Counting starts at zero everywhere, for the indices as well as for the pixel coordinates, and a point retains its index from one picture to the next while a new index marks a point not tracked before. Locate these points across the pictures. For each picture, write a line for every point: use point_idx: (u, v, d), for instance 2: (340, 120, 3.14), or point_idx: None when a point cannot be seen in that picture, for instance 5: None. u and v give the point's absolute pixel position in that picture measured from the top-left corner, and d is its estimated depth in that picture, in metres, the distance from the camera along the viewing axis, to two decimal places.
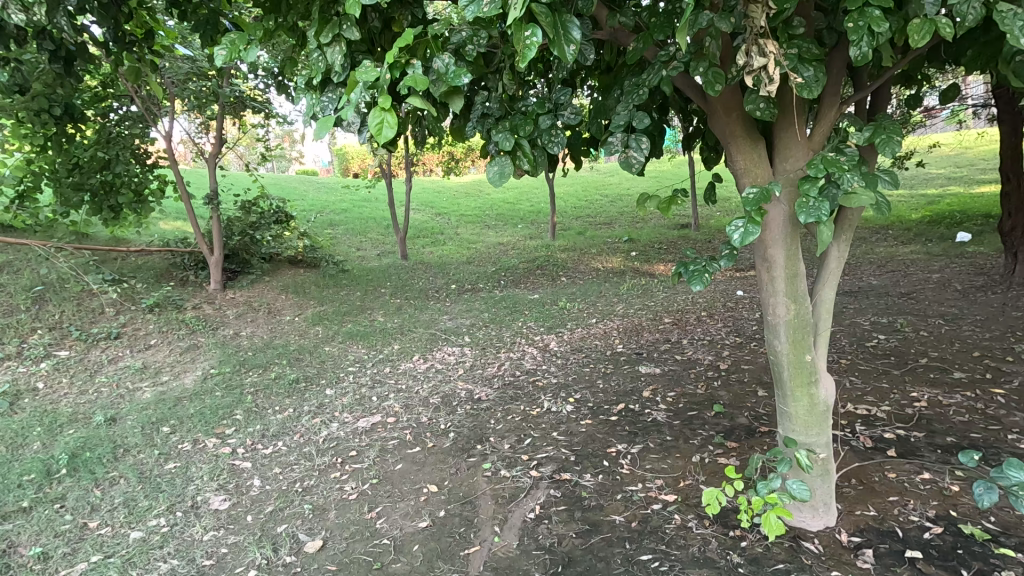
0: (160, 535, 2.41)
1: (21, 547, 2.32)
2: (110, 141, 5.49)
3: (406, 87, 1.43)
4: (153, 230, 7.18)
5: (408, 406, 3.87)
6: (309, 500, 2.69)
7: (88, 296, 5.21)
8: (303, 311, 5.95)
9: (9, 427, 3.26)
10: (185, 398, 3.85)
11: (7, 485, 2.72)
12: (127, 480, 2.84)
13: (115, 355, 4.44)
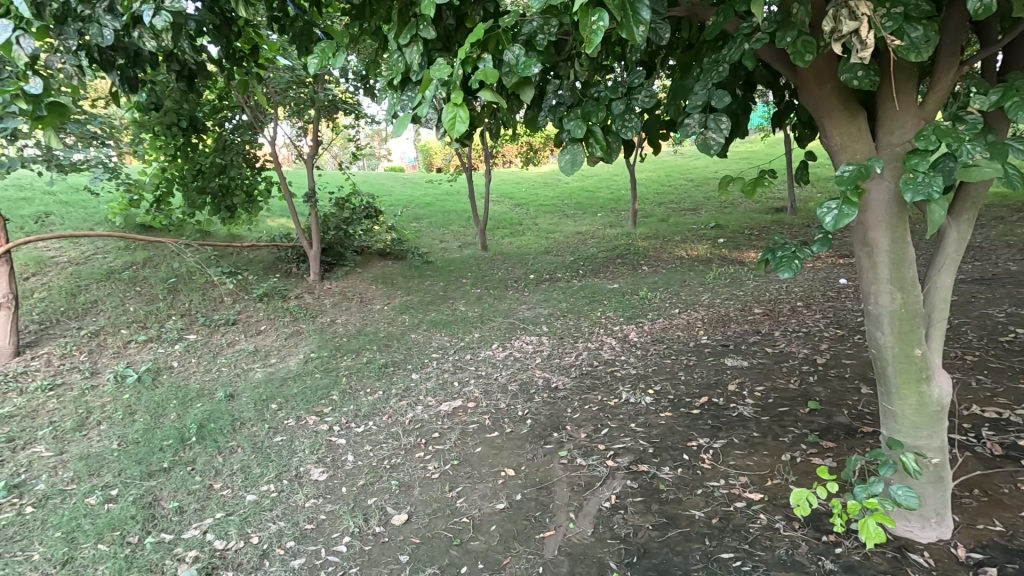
0: (270, 499, 2.70)
1: (163, 500, 2.71)
2: (225, 147, 6.13)
3: (478, 82, 1.46)
4: (262, 227, 7.96)
5: (487, 392, 4.00)
6: (396, 476, 2.88)
7: (210, 287, 5.89)
8: (391, 301, 6.30)
9: (153, 398, 3.80)
10: (290, 379, 4.27)
11: (151, 447, 3.18)
12: (243, 450, 3.21)
13: (233, 339, 5.00)
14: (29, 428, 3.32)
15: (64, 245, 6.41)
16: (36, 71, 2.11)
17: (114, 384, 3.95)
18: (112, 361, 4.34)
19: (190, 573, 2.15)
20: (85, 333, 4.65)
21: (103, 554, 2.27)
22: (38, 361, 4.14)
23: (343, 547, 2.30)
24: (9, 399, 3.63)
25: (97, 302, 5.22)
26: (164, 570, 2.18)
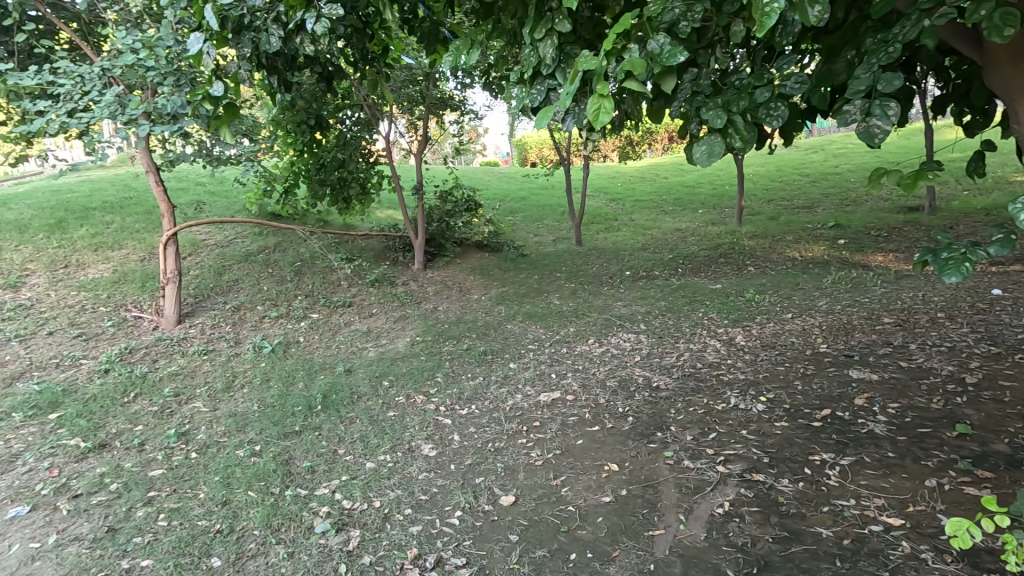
0: (387, 468, 2.93)
1: (297, 459, 3.02)
2: (346, 144, 6.65)
3: (623, 72, 1.47)
4: (373, 217, 8.54)
5: (585, 386, 4.00)
6: (501, 460, 2.98)
7: (329, 271, 6.45)
8: (488, 291, 6.49)
9: (284, 368, 4.23)
10: (398, 359, 4.57)
11: (285, 411, 3.57)
12: (361, 421, 3.50)
13: (349, 319, 5.43)
14: (189, 386, 3.85)
15: (212, 230, 7.33)
16: (218, 75, 2.44)
17: (253, 353, 4.45)
18: (251, 333, 4.89)
19: (325, 527, 2.38)
20: (229, 307, 5.28)
21: (253, 500, 2.58)
22: (194, 329, 4.77)
23: (456, 520, 2.42)
24: (174, 359, 4.22)
25: (238, 281, 5.92)
26: (303, 520, 2.43)
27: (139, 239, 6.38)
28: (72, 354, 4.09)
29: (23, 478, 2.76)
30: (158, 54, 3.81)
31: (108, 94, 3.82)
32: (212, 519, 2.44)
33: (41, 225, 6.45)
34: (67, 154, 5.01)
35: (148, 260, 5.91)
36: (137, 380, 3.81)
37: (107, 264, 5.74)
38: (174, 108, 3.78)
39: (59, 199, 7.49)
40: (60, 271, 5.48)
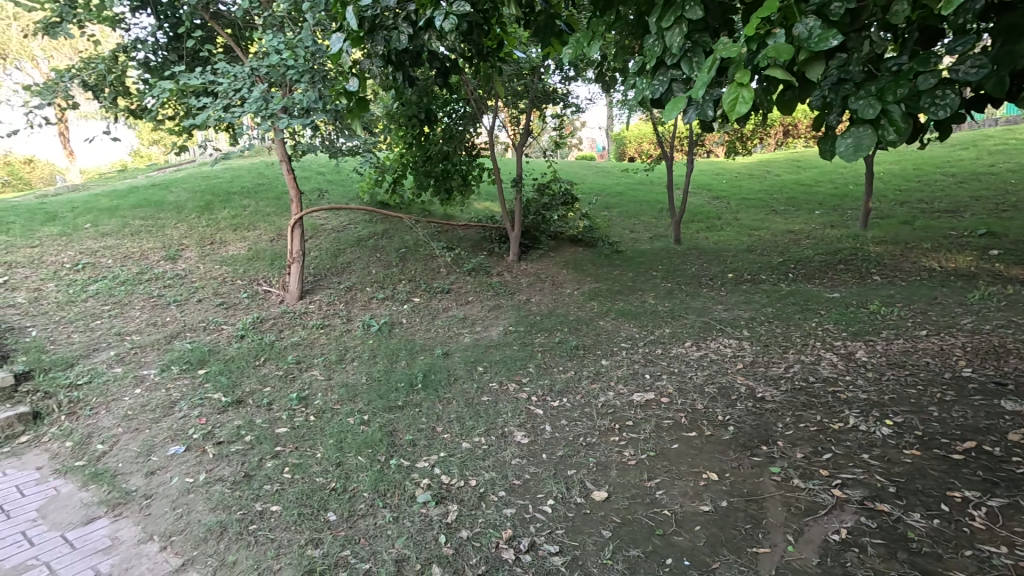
0: (482, 450, 3.03)
1: (400, 431, 3.23)
2: (451, 137, 6.86)
3: (765, 59, 1.39)
4: (471, 208, 8.81)
5: (682, 390, 3.85)
6: (593, 455, 2.97)
7: (431, 259, 6.77)
8: (581, 286, 6.44)
9: (389, 346, 4.52)
10: (492, 346, 4.69)
11: (389, 386, 3.82)
12: (457, 403, 3.65)
13: (447, 305, 5.66)
14: (308, 355, 4.25)
15: (330, 216, 7.98)
16: (354, 72, 2.66)
17: (362, 331, 4.80)
18: (360, 312, 5.28)
19: (426, 497, 2.53)
20: (343, 287, 5.74)
21: (362, 465, 2.80)
22: (313, 305, 5.25)
23: (549, 508, 2.46)
24: (296, 331, 4.68)
25: (351, 263, 6.40)
26: (406, 489, 2.60)
27: (270, 222, 7.13)
28: (216, 320, 4.68)
29: (179, 422, 3.22)
30: (297, 54, 4.21)
31: (254, 90, 4.25)
32: (327, 477, 2.69)
33: (193, 207, 7.42)
34: (218, 144, 5.71)
35: (276, 240, 6.58)
36: (266, 347, 4.28)
37: (244, 243, 6.47)
38: (308, 103, 4.15)
39: (207, 184, 8.58)
40: (208, 247, 6.28)
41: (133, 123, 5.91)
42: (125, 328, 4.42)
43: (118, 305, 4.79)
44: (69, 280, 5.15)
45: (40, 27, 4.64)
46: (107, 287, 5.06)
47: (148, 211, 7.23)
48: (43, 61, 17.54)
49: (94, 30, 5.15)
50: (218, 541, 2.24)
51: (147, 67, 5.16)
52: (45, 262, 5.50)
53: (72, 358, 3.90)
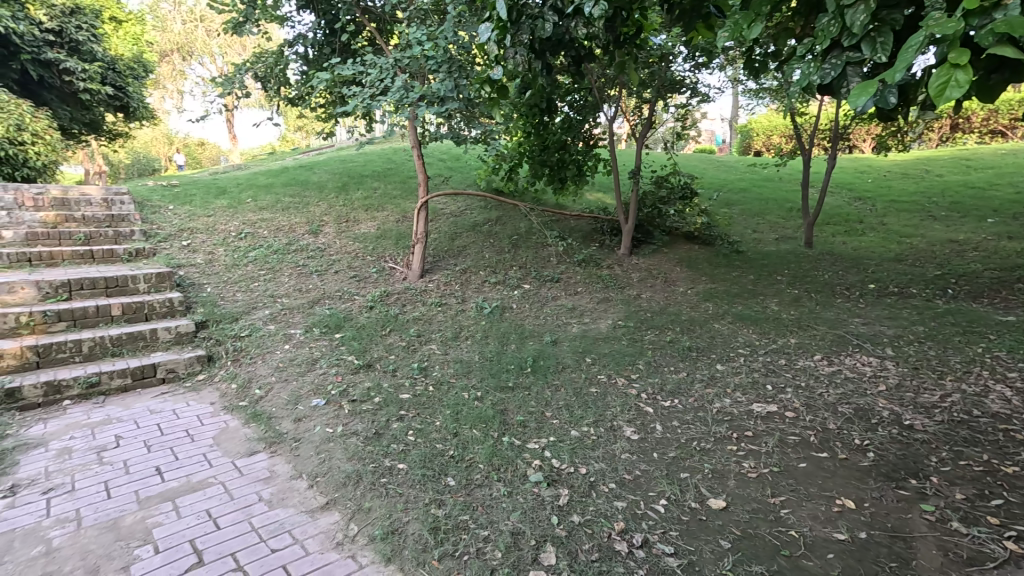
0: (591, 440, 3.04)
1: (511, 411, 3.34)
2: (570, 127, 6.78)
3: (989, 36, 1.22)
4: (583, 200, 8.74)
5: (810, 406, 3.53)
6: (709, 461, 2.85)
7: (542, 248, 6.85)
8: (696, 286, 6.12)
9: (500, 329, 4.65)
10: (600, 339, 4.65)
11: (500, 367, 3.95)
12: (565, 391, 3.67)
13: (556, 294, 5.69)
14: (427, 330, 4.52)
15: (448, 201, 8.37)
16: (498, 61, 2.74)
17: (476, 312, 5.00)
18: (474, 294, 5.50)
19: (538, 478, 2.60)
20: (458, 269, 6.00)
21: (477, 438, 2.95)
22: (432, 283, 5.56)
23: (662, 507, 2.42)
24: (417, 306, 5.00)
25: (466, 247, 6.67)
26: (519, 467, 2.69)
27: (396, 205, 7.65)
28: (350, 291, 5.15)
29: (320, 378, 3.62)
30: (438, 45, 4.43)
31: (397, 80, 4.49)
32: (446, 445, 2.87)
33: (333, 187, 8.19)
34: (359, 131, 6.22)
35: (401, 221, 7.07)
36: (390, 319, 4.63)
37: (374, 222, 7.03)
38: (444, 92, 4.36)
39: (344, 167, 9.41)
40: (343, 225, 6.91)
41: (290, 111, 6.62)
42: (277, 291, 5.03)
43: (272, 270, 5.46)
44: (235, 246, 5.96)
45: (227, 26, 5.35)
46: (263, 255, 5.78)
47: (295, 189, 8.12)
48: (218, 57, 20.31)
49: (267, 28, 5.83)
50: (356, 487, 2.49)
51: (306, 60, 5.76)
52: (217, 229, 6.41)
53: (237, 313, 4.52)
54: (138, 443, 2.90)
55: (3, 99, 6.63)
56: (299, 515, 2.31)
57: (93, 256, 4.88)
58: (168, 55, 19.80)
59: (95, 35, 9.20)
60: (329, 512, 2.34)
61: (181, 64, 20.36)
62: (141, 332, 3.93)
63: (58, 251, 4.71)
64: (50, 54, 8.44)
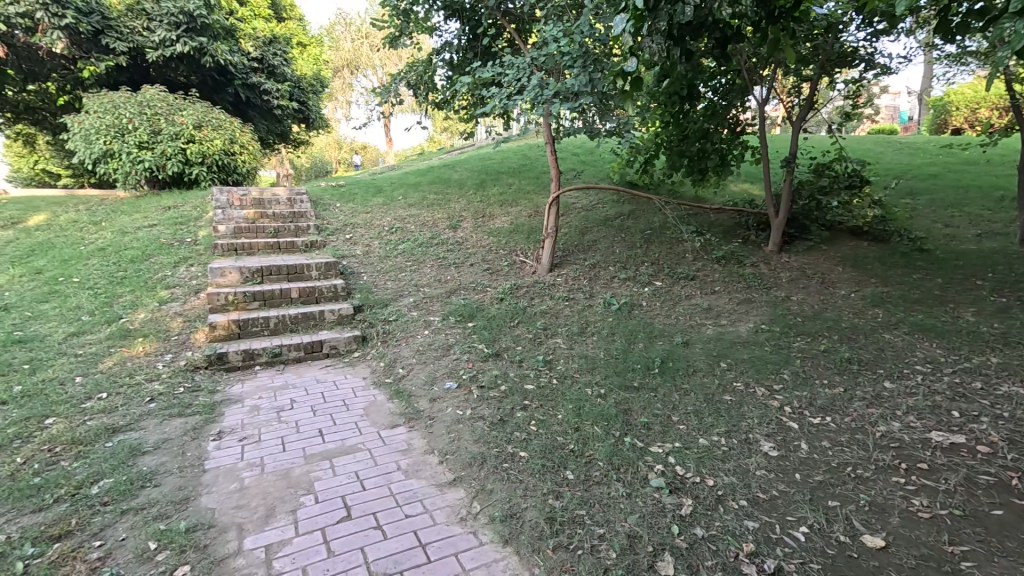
0: (721, 451, 2.84)
1: (635, 412, 3.25)
2: (714, 114, 6.29)
3: None
4: (727, 191, 8.08)
5: (1014, 442, 2.87)
6: (865, 491, 2.49)
7: (677, 243, 6.51)
8: (861, 288, 5.31)
9: (627, 326, 4.53)
10: (739, 343, 4.29)
11: (626, 365, 3.85)
12: (696, 396, 3.47)
13: (691, 293, 5.37)
14: (554, 324, 4.60)
15: (580, 196, 8.36)
16: (633, 53, 2.67)
17: (603, 308, 4.94)
18: (602, 289, 5.43)
19: (660, 483, 2.52)
20: (587, 264, 5.97)
21: (598, 435, 2.94)
22: (561, 278, 5.61)
23: (802, 535, 2.19)
24: (545, 300, 5.10)
25: (596, 242, 6.60)
26: (639, 470, 2.63)
27: (529, 200, 7.87)
28: (482, 283, 5.44)
29: (454, 363, 3.90)
30: (573, 40, 4.41)
31: (533, 78, 4.57)
32: (566, 438, 2.91)
33: (471, 184, 8.69)
34: (496, 130, 6.49)
35: (534, 216, 7.25)
36: (519, 311, 4.79)
37: (508, 217, 7.31)
38: (578, 87, 4.34)
39: (482, 164, 9.92)
40: (479, 219, 7.30)
41: (436, 114, 7.15)
42: (420, 281, 5.50)
43: (416, 262, 6.00)
44: (387, 239, 6.65)
45: (386, 40, 5.95)
46: (410, 247, 6.37)
47: (439, 187, 8.77)
48: (379, 69, 22.71)
49: (418, 39, 6.33)
50: (480, 469, 2.65)
51: (451, 65, 6.17)
52: (373, 224, 7.21)
53: (387, 300, 5.05)
54: (306, 408, 3.42)
55: (222, 119, 8.29)
56: (429, 487, 2.53)
57: (280, 247, 5.83)
58: (341, 71, 22.69)
59: (285, 59, 10.88)
60: (455, 488, 2.52)
61: (350, 78, 23.14)
62: (312, 313, 4.60)
63: (255, 243, 5.71)
64: (254, 79, 10.17)
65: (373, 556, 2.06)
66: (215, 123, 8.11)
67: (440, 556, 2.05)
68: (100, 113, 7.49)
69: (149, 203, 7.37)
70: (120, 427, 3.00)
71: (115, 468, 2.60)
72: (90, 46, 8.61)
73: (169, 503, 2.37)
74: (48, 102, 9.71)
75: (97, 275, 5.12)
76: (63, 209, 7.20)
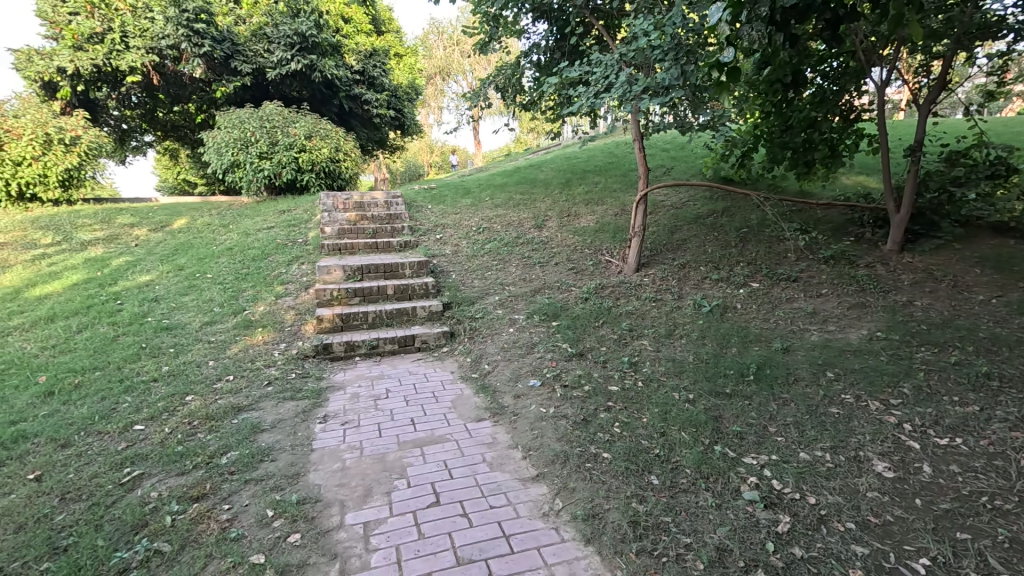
0: (826, 467, 2.62)
1: (727, 420, 3.08)
2: (823, 101, 5.76)
3: None
4: (837, 185, 7.37)
5: None
6: (1005, 526, 2.18)
7: (777, 242, 6.06)
8: (1005, 293, 4.60)
9: (720, 329, 4.31)
10: (849, 351, 3.90)
11: (718, 370, 3.66)
12: (796, 407, 3.22)
13: (793, 296, 4.97)
14: (640, 325, 4.49)
15: (669, 193, 8.05)
16: (731, 42, 2.56)
17: (693, 310, 4.73)
18: (692, 291, 5.20)
19: (754, 496, 2.38)
20: (676, 264, 5.75)
21: (686, 441, 2.84)
22: (648, 278, 5.46)
23: (922, 568, 1.97)
24: (631, 300, 4.99)
25: (686, 241, 6.33)
26: (730, 480, 2.50)
27: (616, 199, 7.73)
28: (567, 282, 5.44)
29: (538, 361, 3.95)
30: (665, 33, 4.27)
31: (621, 75, 4.48)
32: (652, 443, 2.84)
33: (557, 184, 8.70)
34: (583, 128, 6.45)
35: (620, 215, 7.11)
36: (604, 311, 4.74)
37: (593, 216, 7.24)
38: (669, 81, 4.20)
39: (568, 164, 9.90)
40: (565, 219, 7.30)
41: (523, 116, 7.25)
42: (505, 280, 5.63)
43: (502, 261, 6.13)
44: (475, 239, 6.86)
45: (476, 47, 6.15)
46: (497, 247, 6.52)
47: (525, 187, 8.89)
48: (469, 74, 23.46)
49: (507, 43, 6.47)
50: (563, 466, 2.67)
51: (538, 66, 6.23)
52: (462, 224, 7.47)
53: (474, 298, 5.23)
54: (399, 398, 3.65)
55: (329, 129, 9.03)
56: (513, 481, 2.59)
57: (378, 246, 6.24)
58: (433, 79, 23.78)
59: (384, 70, 11.58)
60: (538, 484, 2.56)
61: (442, 85, 24.16)
62: (406, 309, 4.88)
63: (356, 244, 6.17)
64: (357, 90, 10.96)
65: (460, 542, 2.16)
66: (323, 133, 8.86)
67: (523, 548, 2.10)
68: (229, 128, 8.47)
69: (267, 207, 8.22)
70: (244, 406, 3.40)
71: (240, 442, 2.95)
72: (222, 70, 9.75)
73: (284, 477, 2.64)
74: (190, 121, 11.17)
75: (226, 272, 5.81)
76: (200, 213, 8.25)
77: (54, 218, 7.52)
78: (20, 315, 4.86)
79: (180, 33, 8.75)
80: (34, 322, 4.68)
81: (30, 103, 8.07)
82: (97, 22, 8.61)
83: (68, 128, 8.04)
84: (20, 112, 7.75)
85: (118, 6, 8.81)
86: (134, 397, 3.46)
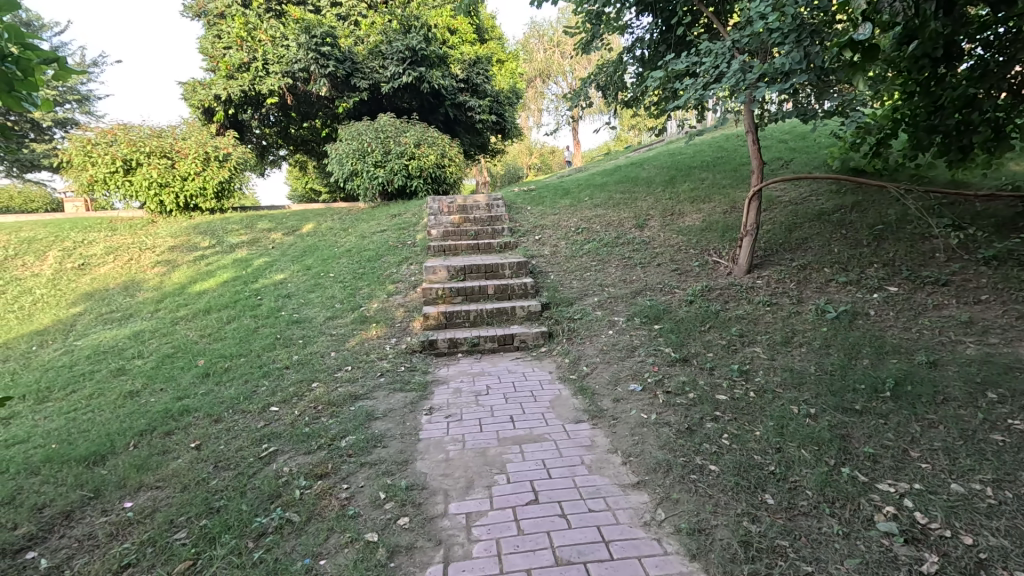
0: (986, 504, 2.24)
1: (856, 440, 2.75)
2: (983, 75, 4.71)
3: None
4: (1002, 172, 6.27)
5: None
6: None
7: (922, 240, 5.29)
8: None
9: (848, 338, 3.86)
10: (1019, 368, 3.29)
11: (846, 384, 3.28)
12: (947, 430, 2.79)
13: (941, 301, 4.32)
14: (752, 331, 4.17)
15: (787, 187, 7.38)
16: (867, 16, 2.30)
17: (815, 315, 4.29)
18: (815, 294, 4.72)
19: (891, 528, 2.11)
20: (796, 265, 5.25)
21: (807, 460, 2.58)
22: (761, 280, 5.06)
23: None
24: (742, 304, 4.66)
25: (807, 239, 5.76)
26: (862, 508, 2.24)
27: (725, 195, 7.26)
28: (670, 284, 5.22)
29: (639, 365, 3.84)
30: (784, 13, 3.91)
31: (733, 63, 4.16)
32: (766, 459, 2.63)
33: (660, 182, 8.38)
34: (689, 122, 6.15)
35: (730, 213, 6.67)
36: (711, 315, 4.46)
37: (699, 214, 6.86)
38: (790, 65, 3.86)
39: (672, 160, 9.49)
40: (668, 217, 7.00)
41: (625, 113, 7.08)
42: (604, 281, 5.54)
43: (602, 261, 6.03)
44: (573, 240, 6.83)
45: (577, 46, 6.12)
46: (596, 247, 6.44)
47: (625, 185, 8.68)
48: (569, 74, 23.45)
49: (609, 40, 6.35)
50: (666, 476, 2.56)
51: (642, 61, 6.05)
52: (560, 225, 7.47)
53: (573, 298, 5.20)
54: (499, 395, 3.74)
55: (436, 137, 9.51)
56: (613, 486, 2.54)
57: (479, 247, 6.46)
58: (534, 83, 24.17)
59: (486, 77, 11.95)
60: (639, 491, 2.49)
61: (542, 87, 24.44)
62: (506, 309, 4.99)
63: (459, 245, 6.44)
64: (461, 98, 11.44)
65: (559, 542, 2.16)
66: (431, 141, 9.35)
67: (623, 556, 2.05)
68: (349, 140, 9.24)
69: (381, 212, 8.87)
70: (361, 395, 3.70)
71: (357, 428, 3.21)
72: (343, 87, 10.70)
73: (394, 464, 2.83)
74: (316, 135, 12.39)
75: (345, 272, 6.36)
76: (324, 219, 9.13)
77: (211, 224, 8.78)
78: (185, 307, 5.73)
79: (310, 57, 9.66)
80: (195, 313, 5.50)
81: (194, 127, 9.49)
82: (245, 54, 9.98)
83: (222, 146, 9.33)
84: (187, 135, 9.15)
85: (261, 38, 10.09)
86: (270, 381, 3.93)
